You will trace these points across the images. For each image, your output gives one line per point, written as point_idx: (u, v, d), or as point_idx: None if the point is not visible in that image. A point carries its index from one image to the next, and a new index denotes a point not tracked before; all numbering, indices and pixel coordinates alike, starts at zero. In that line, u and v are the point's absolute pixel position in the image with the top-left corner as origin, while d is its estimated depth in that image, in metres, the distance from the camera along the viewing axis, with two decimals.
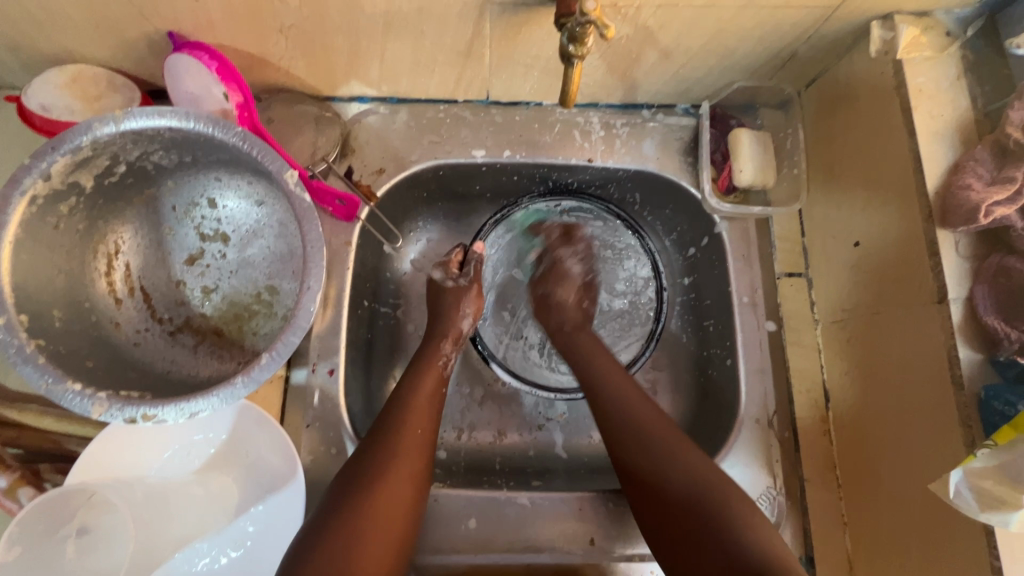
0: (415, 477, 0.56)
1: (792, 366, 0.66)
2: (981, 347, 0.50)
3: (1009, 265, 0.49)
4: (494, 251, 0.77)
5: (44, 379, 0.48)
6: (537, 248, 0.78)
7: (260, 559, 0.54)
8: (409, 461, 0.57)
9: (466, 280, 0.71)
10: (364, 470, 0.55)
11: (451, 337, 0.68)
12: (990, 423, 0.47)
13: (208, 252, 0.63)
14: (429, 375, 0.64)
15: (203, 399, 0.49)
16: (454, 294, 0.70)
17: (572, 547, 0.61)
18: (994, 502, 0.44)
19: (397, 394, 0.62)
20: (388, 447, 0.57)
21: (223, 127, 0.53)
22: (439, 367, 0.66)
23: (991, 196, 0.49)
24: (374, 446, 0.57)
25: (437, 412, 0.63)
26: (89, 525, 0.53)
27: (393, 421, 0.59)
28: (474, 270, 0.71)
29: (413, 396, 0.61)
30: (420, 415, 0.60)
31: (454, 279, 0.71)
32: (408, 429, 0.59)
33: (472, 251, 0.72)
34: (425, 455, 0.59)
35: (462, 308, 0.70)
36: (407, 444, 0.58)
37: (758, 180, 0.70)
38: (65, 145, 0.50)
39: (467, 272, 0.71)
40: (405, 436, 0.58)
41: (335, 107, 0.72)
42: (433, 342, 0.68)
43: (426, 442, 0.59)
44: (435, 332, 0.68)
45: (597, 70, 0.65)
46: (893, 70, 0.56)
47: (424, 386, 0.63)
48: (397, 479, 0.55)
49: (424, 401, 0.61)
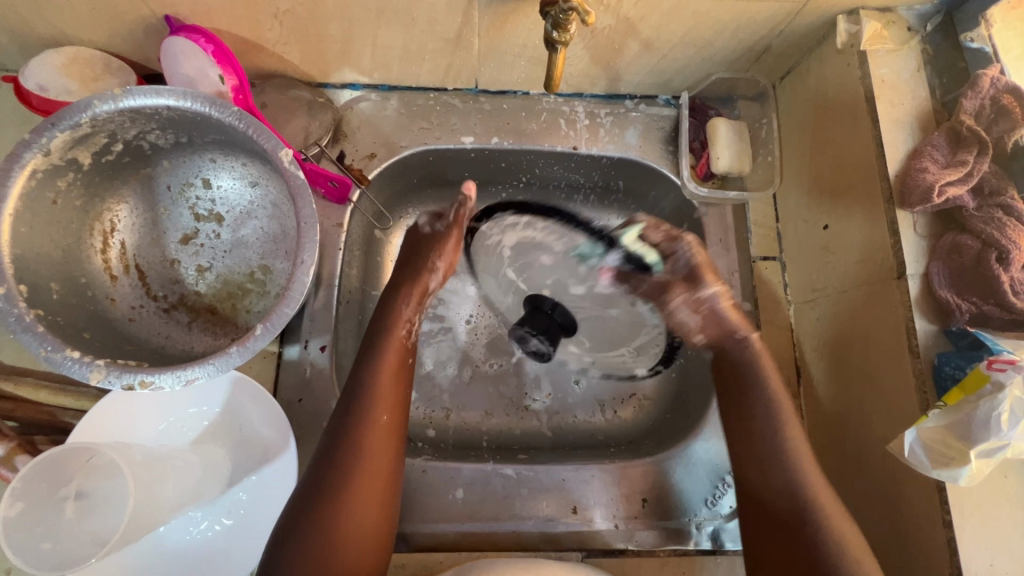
0: (386, 469, 0.55)
1: (765, 344, 0.69)
2: (936, 319, 0.53)
3: (961, 243, 0.52)
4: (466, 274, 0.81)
5: (43, 347, 0.50)
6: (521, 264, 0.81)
7: (254, 524, 0.56)
8: (379, 455, 0.55)
9: (442, 224, 0.71)
10: (335, 462, 0.53)
11: (417, 295, 0.66)
12: (941, 388, 0.51)
13: (202, 232, 0.65)
14: (395, 355, 0.61)
15: (199, 366, 0.51)
16: (429, 239, 0.70)
17: (556, 516, 0.64)
18: (944, 458, 0.47)
19: (363, 353, 0.60)
20: (354, 437, 0.54)
21: (219, 107, 0.55)
22: (403, 338, 0.63)
23: (944, 177, 0.53)
24: (347, 408, 0.56)
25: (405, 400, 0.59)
26: (88, 489, 0.49)
27: (357, 407, 0.56)
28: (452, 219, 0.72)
29: (380, 381, 0.58)
30: (388, 401, 0.57)
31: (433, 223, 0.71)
32: (375, 419, 0.56)
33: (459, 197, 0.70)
34: (397, 440, 0.57)
35: (430, 259, 0.68)
36: (375, 434, 0.55)
37: (735, 168, 0.73)
38: (65, 121, 0.52)
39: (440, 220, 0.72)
40: (372, 427, 0.55)
41: (327, 93, 0.74)
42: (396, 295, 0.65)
43: (395, 426, 0.57)
44: (399, 292, 0.66)
45: (581, 59, 0.68)
46: (858, 61, 0.60)
47: (388, 368, 0.59)
48: (374, 444, 0.55)
49: (391, 385, 0.58)
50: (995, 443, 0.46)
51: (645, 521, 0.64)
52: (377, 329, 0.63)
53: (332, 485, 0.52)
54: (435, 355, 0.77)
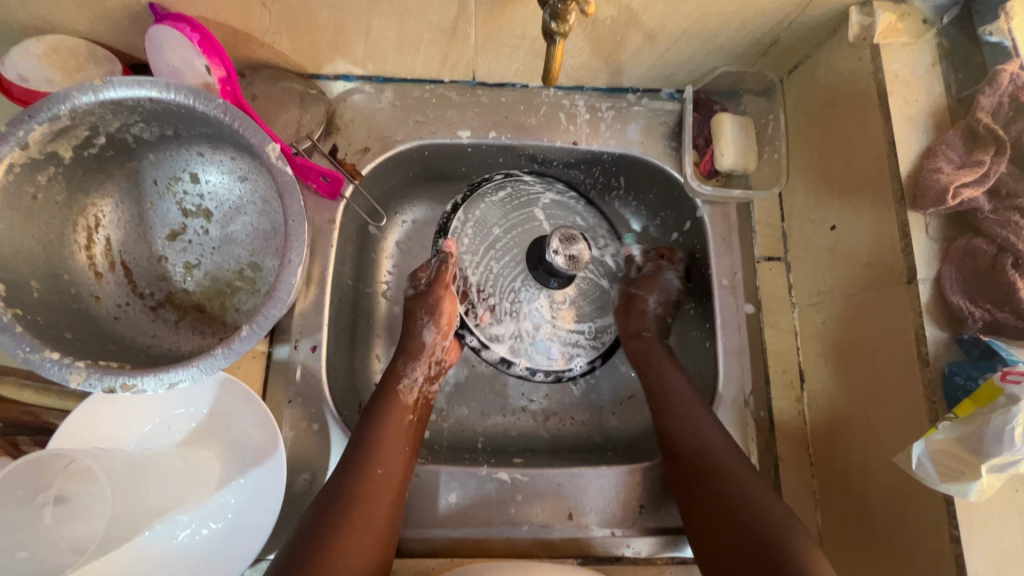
0: (380, 530, 0.54)
1: (769, 348, 0.68)
2: (947, 326, 0.51)
3: (976, 246, 0.50)
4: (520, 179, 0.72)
5: (21, 348, 0.48)
6: (528, 202, 0.70)
7: (243, 528, 0.55)
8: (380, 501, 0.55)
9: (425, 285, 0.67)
10: (327, 516, 0.53)
11: (424, 358, 0.65)
12: (953, 399, 0.49)
13: (190, 228, 0.63)
14: (398, 413, 0.61)
15: (182, 369, 0.49)
16: (415, 302, 0.67)
17: (551, 522, 0.62)
18: (954, 472, 0.46)
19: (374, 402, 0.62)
20: (350, 495, 0.54)
21: (204, 99, 0.53)
22: (408, 399, 0.63)
23: (959, 178, 0.50)
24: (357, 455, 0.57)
25: (408, 457, 0.59)
26: (69, 492, 0.47)
27: (356, 464, 0.56)
28: (436, 274, 0.66)
29: (381, 439, 0.58)
30: (388, 457, 0.57)
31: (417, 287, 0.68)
32: (371, 473, 0.56)
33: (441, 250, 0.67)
34: (394, 498, 0.56)
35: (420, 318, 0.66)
36: (371, 493, 0.55)
37: (739, 166, 0.71)
38: (43, 113, 0.50)
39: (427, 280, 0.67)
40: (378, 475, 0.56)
41: (320, 85, 0.71)
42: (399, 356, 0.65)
43: (395, 482, 0.57)
44: (404, 351, 0.65)
45: (582, 51, 0.65)
46: (871, 55, 0.58)
47: (391, 425, 0.59)
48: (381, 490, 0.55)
49: (395, 441, 0.58)
50: (1007, 458, 0.44)
51: (642, 528, 0.63)
52: (383, 389, 0.63)
53: (321, 543, 0.51)
54: None
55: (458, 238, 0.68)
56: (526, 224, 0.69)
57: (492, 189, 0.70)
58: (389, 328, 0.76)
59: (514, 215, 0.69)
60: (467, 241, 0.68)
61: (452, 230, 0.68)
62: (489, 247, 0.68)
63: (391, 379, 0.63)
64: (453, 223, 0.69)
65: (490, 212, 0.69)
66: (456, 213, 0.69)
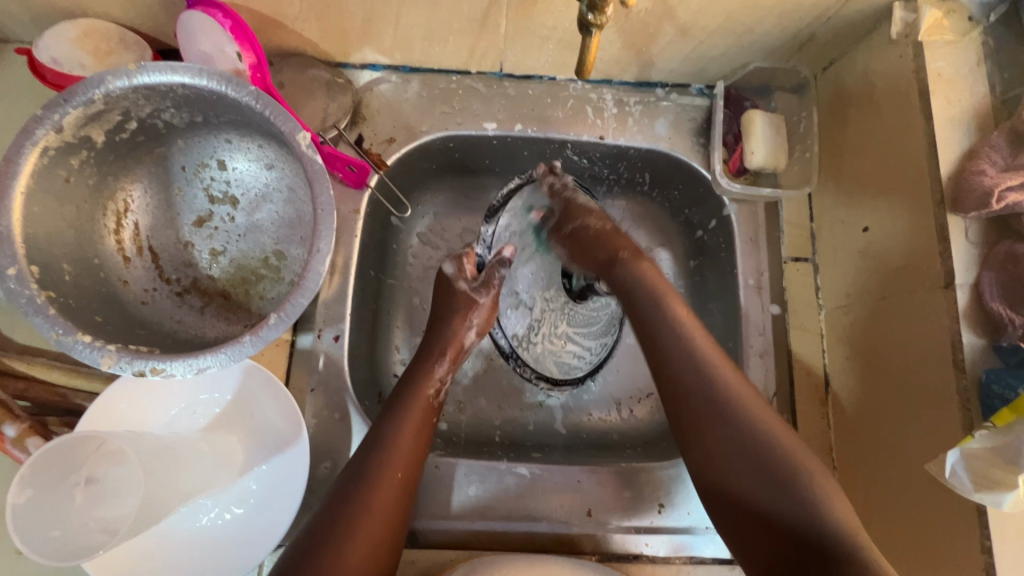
0: (390, 534, 0.53)
1: (794, 350, 0.67)
2: (985, 333, 0.50)
3: (1019, 252, 0.49)
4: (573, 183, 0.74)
5: (54, 330, 0.48)
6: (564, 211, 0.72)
7: (266, 514, 0.55)
8: (388, 502, 0.54)
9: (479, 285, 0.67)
10: (342, 511, 0.52)
11: (451, 358, 0.65)
12: (988, 407, 0.48)
13: (216, 215, 0.64)
14: (419, 411, 0.59)
15: (210, 355, 0.49)
16: (464, 299, 0.67)
17: (569, 518, 0.62)
18: (989, 482, 0.45)
19: (395, 398, 0.61)
20: (366, 498, 0.53)
21: (236, 85, 0.52)
22: (432, 398, 0.62)
23: (1003, 182, 0.49)
24: (372, 449, 0.56)
25: (422, 461, 0.58)
26: (98, 474, 0.48)
27: (377, 460, 0.55)
28: (488, 275, 0.67)
29: (400, 442, 0.56)
30: (406, 462, 0.56)
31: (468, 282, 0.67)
32: (391, 479, 0.55)
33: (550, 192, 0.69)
34: (406, 501, 0.55)
35: (468, 320, 0.67)
36: (388, 496, 0.54)
37: (769, 163, 0.69)
38: (78, 97, 0.50)
39: (483, 280, 0.67)
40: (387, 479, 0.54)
41: (346, 73, 0.71)
42: (429, 361, 0.64)
43: (410, 487, 0.56)
44: (435, 349, 0.65)
45: (613, 44, 0.65)
46: (913, 53, 0.56)
47: (414, 427, 0.58)
48: (389, 492, 0.54)
49: (413, 448, 0.57)
50: None
51: (661, 527, 0.62)
52: (408, 386, 0.62)
53: (331, 545, 0.50)
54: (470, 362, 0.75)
55: (512, 215, 0.70)
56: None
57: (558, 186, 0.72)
58: (408, 319, 0.76)
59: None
60: (515, 232, 0.70)
61: (505, 209, 0.69)
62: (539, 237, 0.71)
63: (418, 377, 0.62)
64: (509, 204, 0.69)
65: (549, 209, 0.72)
66: (518, 193, 0.70)
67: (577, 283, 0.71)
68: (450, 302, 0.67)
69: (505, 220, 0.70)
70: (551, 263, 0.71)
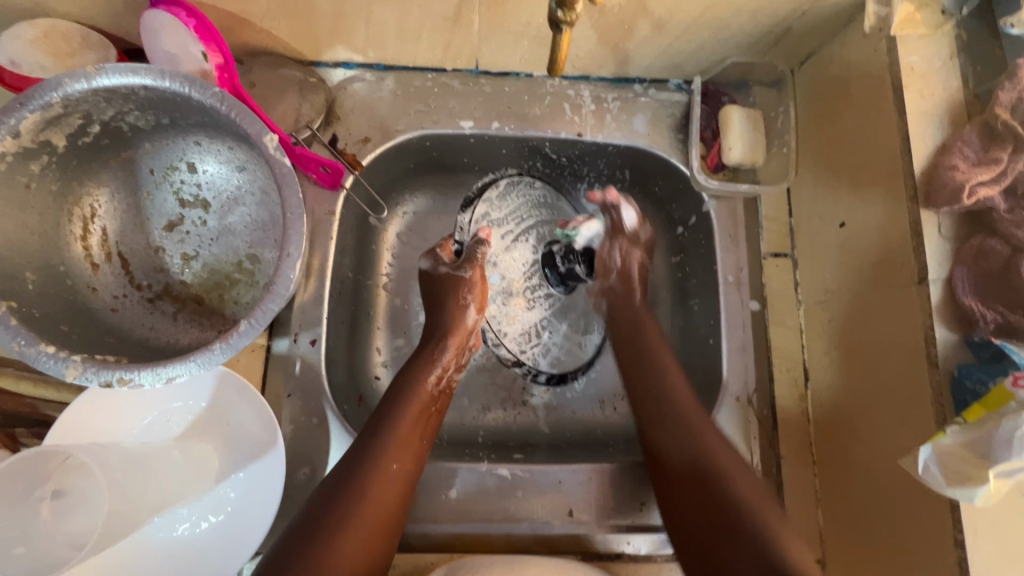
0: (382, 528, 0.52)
1: (773, 345, 0.67)
2: (957, 327, 0.50)
3: (989, 247, 0.49)
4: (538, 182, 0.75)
5: (16, 341, 0.47)
6: (543, 205, 0.75)
7: (242, 523, 0.55)
8: (384, 492, 0.53)
9: (460, 267, 0.68)
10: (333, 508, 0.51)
11: (455, 345, 0.65)
12: (960, 402, 0.48)
13: (188, 219, 0.62)
14: (418, 402, 0.60)
15: (180, 363, 0.48)
16: (450, 282, 0.67)
17: (551, 518, 0.62)
18: (960, 477, 0.45)
19: (395, 388, 0.61)
20: (358, 491, 0.52)
21: (200, 87, 0.51)
22: (432, 387, 0.63)
23: (975, 177, 0.49)
24: (367, 442, 0.56)
25: (418, 453, 0.58)
26: (66, 487, 0.47)
27: (372, 453, 0.55)
28: (470, 254, 0.69)
29: (396, 434, 0.57)
30: (402, 451, 0.56)
31: (448, 265, 0.68)
32: (383, 469, 0.54)
33: (476, 239, 0.69)
34: (402, 497, 0.55)
35: (461, 296, 0.66)
36: (383, 488, 0.54)
37: (747, 159, 0.69)
38: (34, 101, 0.48)
39: (464, 258, 0.68)
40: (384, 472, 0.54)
41: (319, 72, 0.70)
42: (432, 347, 0.65)
43: (404, 482, 0.56)
44: (438, 335, 0.66)
45: (588, 40, 0.64)
46: (886, 47, 0.56)
47: (410, 416, 0.59)
48: (386, 484, 0.54)
49: (409, 440, 0.57)
50: (1015, 464, 0.44)
51: (643, 525, 0.62)
52: (412, 374, 0.62)
53: (321, 537, 0.49)
54: None
55: (489, 204, 0.72)
56: (545, 226, 0.75)
57: (526, 185, 0.74)
58: (389, 320, 0.75)
59: (536, 213, 0.74)
60: (494, 218, 0.72)
61: (482, 200, 0.71)
62: (517, 226, 0.73)
63: (422, 366, 0.63)
64: (486, 193, 0.72)
65: (522, 201, 0.74)
66: (495, 185, 0.73)
67: (556, 268, 0.74)
68: (438, 287, 0.67)
69: (481, 210, 0.72)
70: (531, 250, 0.74)
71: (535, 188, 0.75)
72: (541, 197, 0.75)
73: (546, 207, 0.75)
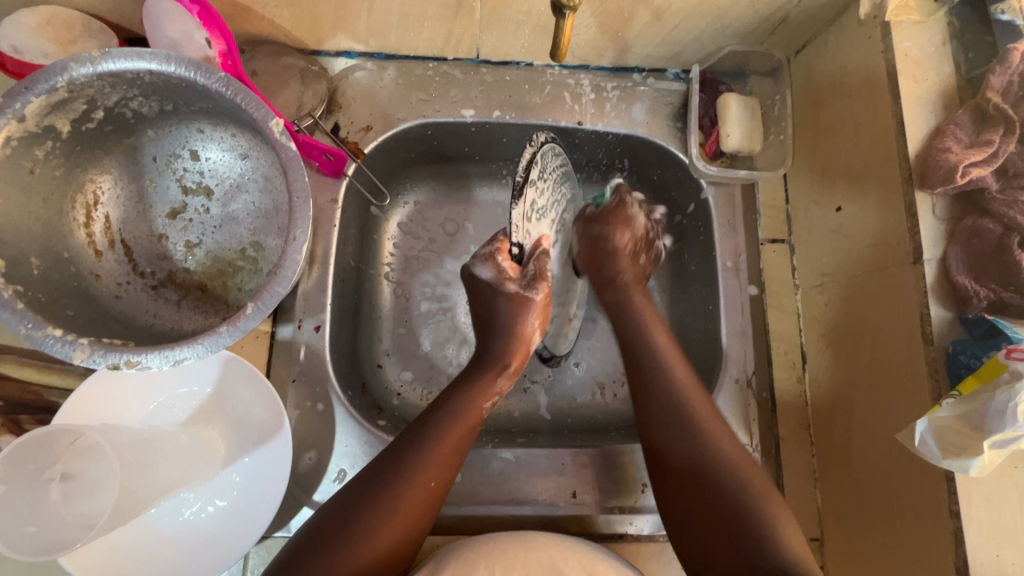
0: (404, 538, 0.52)
1: (771, 329, 0.68)
2: (952, 305, 0.51)
3: (982, 226, 0.50)
4: (561, 150, 0.64)
5: (23, 324, 0.47)
6: (566, 173, 0.66)
7: (249, 506, 0.55)
8: (419, 502, 0.53)
9: (531, 284, 0.60)
10: (357, 504, 0.51)
11: (516, 367, 0.63)
12: (955, 376, 0.49)
13: (191, 206, 0.63)
14: (469, 422, 0.58)
15: (187, 346, 0.48)
16: (520, 302, 0.61)
17: (555, 500, 0.63)
18: (955, 449, 0.46)
19: (449, 398, 0.60)
20: (390, 493, 0.52)
21: (206, 72, 0.51)
22: (487, 407, 0.60)
23: (968, 158, 0.50)
24: (410, 450, 0.55)
25: (457, 470, 0.57)
26: (75, 470, 0.47)
27: (415, 463, 0.54)
28: (536, 267, 0.60)
29: (443, 446, 0.56)
30: (443, 468, 0.55)
31: (518, 283, 0.60)
32: (426, 482, 0.54)
33: (539, 248, 0.60)
34: (432, 510, 0.54)
35: (527, 317, 0.61)
36: (416, 500, 0.53)
37: (744, 147, 0.71)
38: (40, 85, 0.49)
39: (533, 274, 0.60)
40: (423, 486, 0.53)
41: (321, 61, 0.70)
42: (492, 366, 0.62)
43: (437, 495, 0.55)
44: (500, 358, 0.62)
45: (588, 29, 0.65)
46: (881, 33, 0.57)
47: (460, 431, 0.57)
48: (421, 495, 0.53)
49: (453, 452, 0.56)
50: (1008, 434, 0.45)
51: (646, 507, 0.63)
52: (469, 388, 0.61)
53: (346, 535, 0.49)
54: (433, 335, 0.75)
55: (536, 189, 0.58)
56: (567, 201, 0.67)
57: (553, 152, 0.61)
58: (391, 308, 0.75)
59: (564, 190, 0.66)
60: (539, 206, 0.59)
61: (530, 185, 0.56)
62: (554, 211, 0.64)
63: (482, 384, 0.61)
64: (533, 175, 0.56)
65: (556, 176, 0.63)
66: (537, 163, 0.57)
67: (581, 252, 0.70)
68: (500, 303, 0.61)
69: (529, 195, 0.57)
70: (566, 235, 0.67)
71: (559, 156, 0.65)
72: (564, 165, 0.66)
73: (567, 175, 0.67)
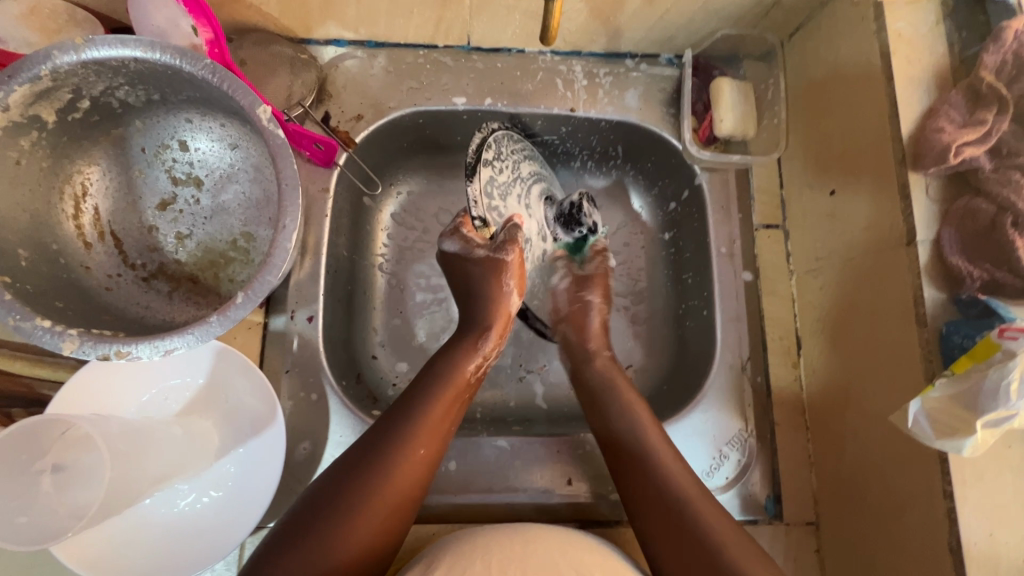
0: (398, 510, 0.51)
1: (766, 314, 0.68)
2: (946, 286, 0.51)
3: (975, 206, 0.50)
4: (519, 136, 0.67)
5: (11, 316, 0.47)
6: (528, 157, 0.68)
7: (243, 498, 0.55)
8: (410, 476, 0.52)
9: (499, 248, 0.59)
10: (351, 480, 0.51)
11: (497, 333, 0.62)
12: (949, 358, 0.49)
13: (181, 198, 0.62)
14: (451, 389, 0.58)
15: (177, 336, 0.48)
16: (490, 267, 0.59)
17: (550, 487, 0.63)
18: (949, 429, 0.46)
19: (432, 368, 0.59)
20: (380, 466, 0.52)
21: (191, 58, 0.51)
22: (470, 375, 0.60)
23: (961, 137, 0.50)
24: (395, 421, 0.55)
25: (445, 438, 0.56)
26: (66, 461, 0.46)
27: (401, 435, 0.54)
28: (507, 234, 0.59)
29: (428, 419, 0.55)
30: (428, 438, 0.54)
31: (483, 247, 0.59)
32: (413, 452, 0.53)
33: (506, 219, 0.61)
34: (426, 481, 0.54)
35: (503, 281, 0.60)
36: (407, 473, 0.52)
37: (738, 130, 0.70)
38: (23, 74, 0.48)
39: (500, 240, 0.59)
40: (411, 458, 0.53)
41: (310, 50, 0.70)
42: (472, 335, 0.61)
43: (428, 466, 0.54)
44: (478, 324, 0.62)
45: (579, 13, 0.64)
46: (874, 14, 0.57)
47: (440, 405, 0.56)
48: (411, 468, 0.53)
49: (439, 423, 0.56)
50: (1001, 413, 0.45)
51: None
52: (447, 359, 0.60)
53: (337, 510, 0.49)
54: (427, 326, 0.75)
55: (491, 167, 0.60)
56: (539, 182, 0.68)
57: (508, 137, 0.65)
58: (384, 299, 0.75)
59: (524, 165, 0.66)
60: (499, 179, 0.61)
61: (484, 163, 0.60)
62: (521, 187, 0.64)
63: (459, 353, 0.60)
64: (483, 155, 0.60)
65: (515, 154, 0.65)
66: (487, 146, 0.61)
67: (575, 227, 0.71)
68: (471, 272, 0.61)
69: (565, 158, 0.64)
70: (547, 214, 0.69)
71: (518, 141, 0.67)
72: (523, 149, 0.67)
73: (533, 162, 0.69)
